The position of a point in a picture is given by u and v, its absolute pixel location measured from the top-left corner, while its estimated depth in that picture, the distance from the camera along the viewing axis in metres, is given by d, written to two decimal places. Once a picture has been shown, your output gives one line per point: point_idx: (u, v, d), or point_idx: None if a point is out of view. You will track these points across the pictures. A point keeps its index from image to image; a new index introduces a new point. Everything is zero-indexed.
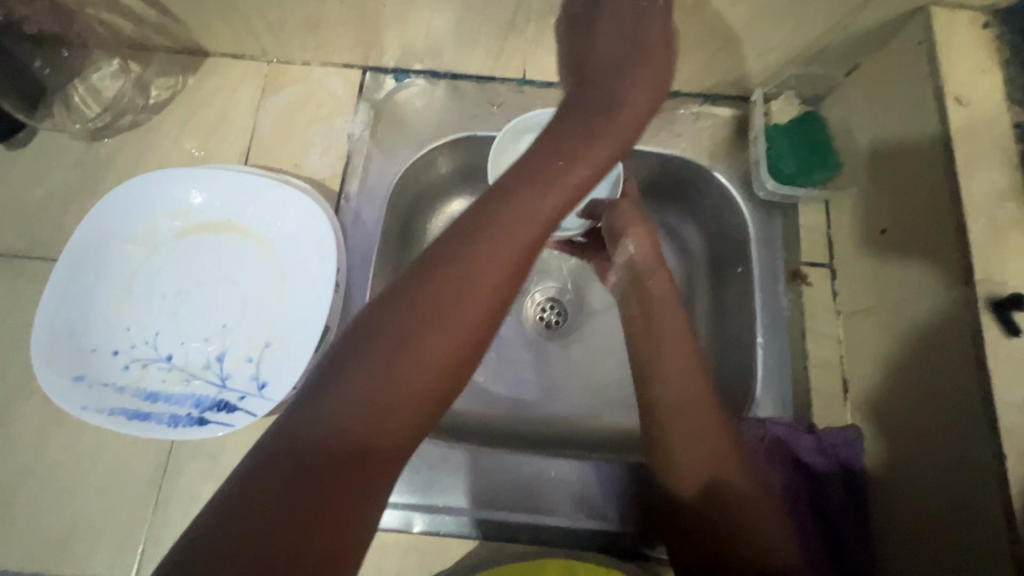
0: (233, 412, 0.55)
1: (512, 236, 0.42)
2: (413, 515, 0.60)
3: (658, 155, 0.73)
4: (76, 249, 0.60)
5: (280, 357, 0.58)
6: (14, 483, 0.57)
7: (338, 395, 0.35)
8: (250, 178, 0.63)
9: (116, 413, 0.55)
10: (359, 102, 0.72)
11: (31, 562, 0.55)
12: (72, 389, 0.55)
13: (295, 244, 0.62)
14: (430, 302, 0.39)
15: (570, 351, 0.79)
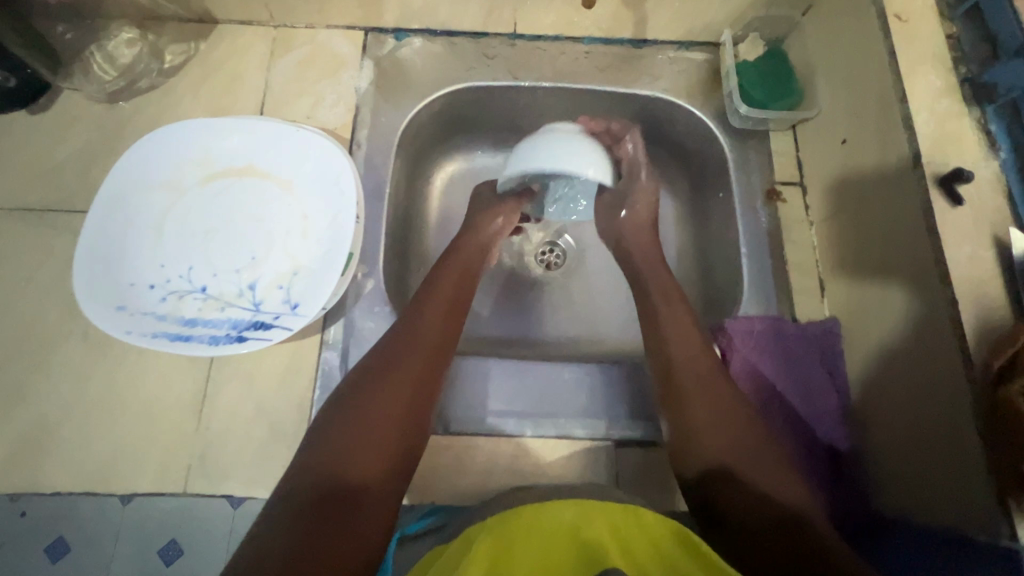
0: (269, 330, 0.59)
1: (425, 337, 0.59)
2: (443, 417, 0.66)
3: (642, 97, 0.80)
4: (107, 193, 0.64)
5: (309, 281, 0.62)
6: (60, 413, 0.60)
7: (329, 450, 0.49)
8: (268, 124, 0.67)
9: (158, 337, 0.59)
10: (363, 59, 0.77)
11: (81, 483, 0.58)
12: (114, 317, 0.59)
13: (315, 182, 0.66)
14: (371, 404, 0.52)
15: (571, 287, 0.85)
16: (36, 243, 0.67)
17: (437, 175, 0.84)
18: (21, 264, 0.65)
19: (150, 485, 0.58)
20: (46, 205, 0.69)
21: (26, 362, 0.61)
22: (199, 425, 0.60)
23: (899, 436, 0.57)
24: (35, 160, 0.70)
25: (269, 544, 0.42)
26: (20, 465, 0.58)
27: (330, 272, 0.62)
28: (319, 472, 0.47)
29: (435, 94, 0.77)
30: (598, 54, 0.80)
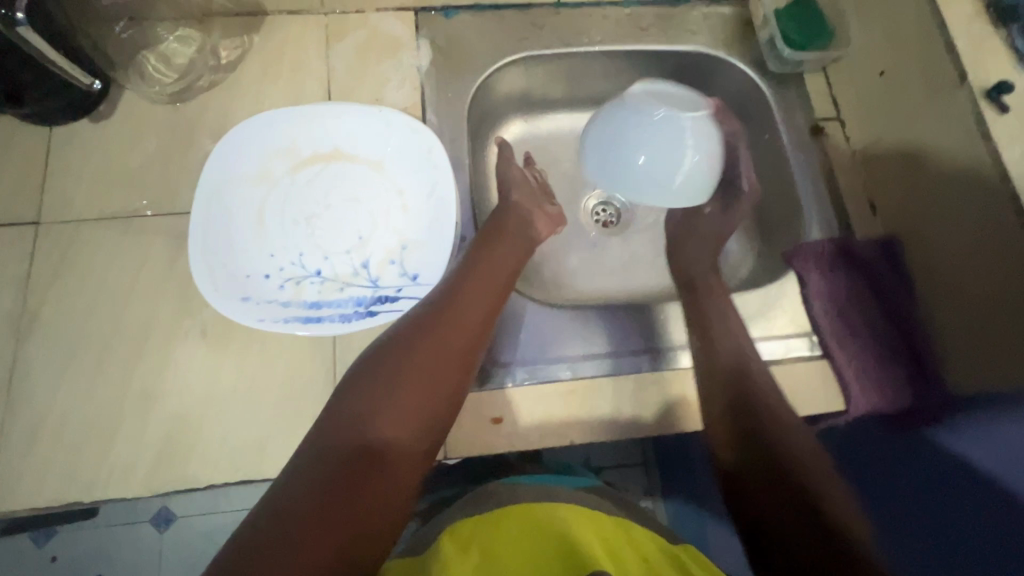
0: (397, 301, 0.62)
1: (477, 304, 0.59)
2: (560, 366, 0.68)
3: (684, 52, 0.85)
4: (206, 190, 0.64)
5: (421, 252, 0.65)
6: (195, 410, 0.60)
7: (362, 411, 0.49)
8: (350, 109, 0.69)
9: (291, 321, 0.60)
10: (419, 38, 0.79)
11: (230, 474, 0.59)
12: (243, 309, 0.60)
13: (405, 159, 0.69)
14: (413, 370, 0.52)
15: (628, 238, 0.91)
16: (128, 248, 0.66)
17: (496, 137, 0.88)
18: (120, 271, 0.65)
19: None
20: (130, 210, 0.68)
21: (150, 364, 0.62)
22: None
23: (962, 328, 0.65)
24: (111, 168, 0.69)
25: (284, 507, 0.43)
26: (165, 463, 0.59)
27: (442, 240, 0.65)
28: (350, 431, 0.48)
29: (493, 67, 0.80)
30: (638, 15, 0.84)
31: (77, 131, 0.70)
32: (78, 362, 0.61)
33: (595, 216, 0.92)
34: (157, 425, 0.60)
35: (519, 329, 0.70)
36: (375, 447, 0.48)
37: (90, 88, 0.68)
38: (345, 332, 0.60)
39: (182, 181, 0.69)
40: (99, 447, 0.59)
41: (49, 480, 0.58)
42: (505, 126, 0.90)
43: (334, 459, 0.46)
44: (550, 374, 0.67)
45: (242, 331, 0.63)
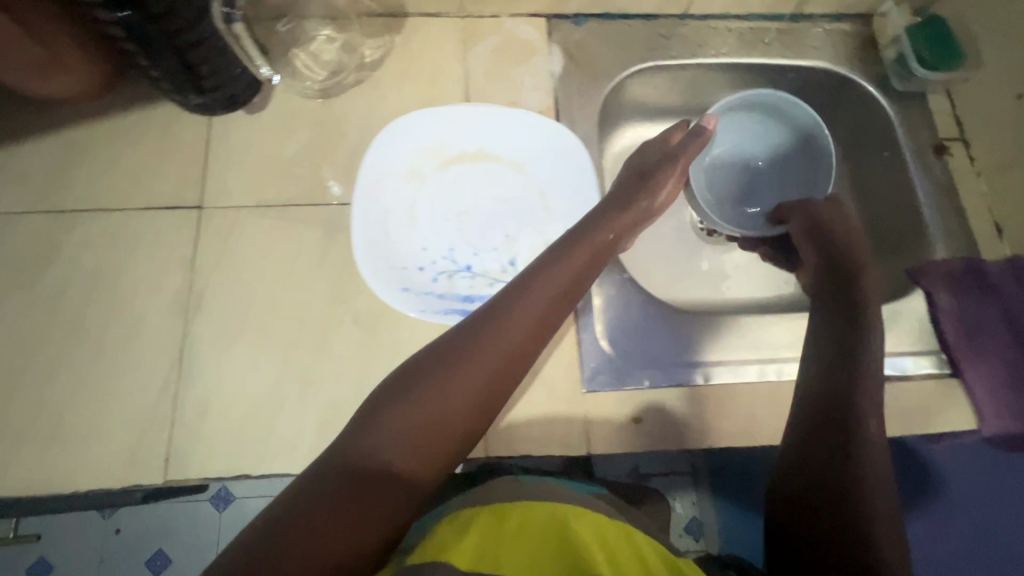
0: None
1: (521, 323, 0.53)
2: (695, 369, 0.68)
3: (806, 67, 0.86)
4: (364, 184, 0.67)
5: None
6: (351, 395, 0.63)
7: (379, 433, 0.46)
8: (495, 112, 0.72)
9: (450, 313, 0.63)
10: (551, 45, 0.81)
11: None
12: (405, 300, 0.63)
13: (547, 162, 0.71)
14: (435, 391, 0.48)
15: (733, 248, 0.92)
16: (285, 236, 0.69)
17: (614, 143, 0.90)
18: (277, 257, 0.68)
19: None
20: (284, 200, 0.71)
21: (308, 347, 0.64)
22: None
23: None
24: (265, 158, 0.72)
25: (290, 511, 0.41)
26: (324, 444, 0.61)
27: None
28: (365, 450, 0.45)
29: (624, 73, 0.82)
30: (762, 29, 0.86)
31: (234, 122, 0.73)
32: (241, 343, 0.64)
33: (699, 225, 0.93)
34: (316, 406, 0.62)
35: (651, 329, 0.70)
36: (378, 477, 0.44)
37: (265, 78, 0.74)
38: None
39: (332, 174, 0.72)
40: (264, 423, 0.62)
41: (217, 452, 0.61)
42: (619, 133, 0.90)
43: (347, 481, 0.43)
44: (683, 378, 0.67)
45: (391, 322, 0.65)
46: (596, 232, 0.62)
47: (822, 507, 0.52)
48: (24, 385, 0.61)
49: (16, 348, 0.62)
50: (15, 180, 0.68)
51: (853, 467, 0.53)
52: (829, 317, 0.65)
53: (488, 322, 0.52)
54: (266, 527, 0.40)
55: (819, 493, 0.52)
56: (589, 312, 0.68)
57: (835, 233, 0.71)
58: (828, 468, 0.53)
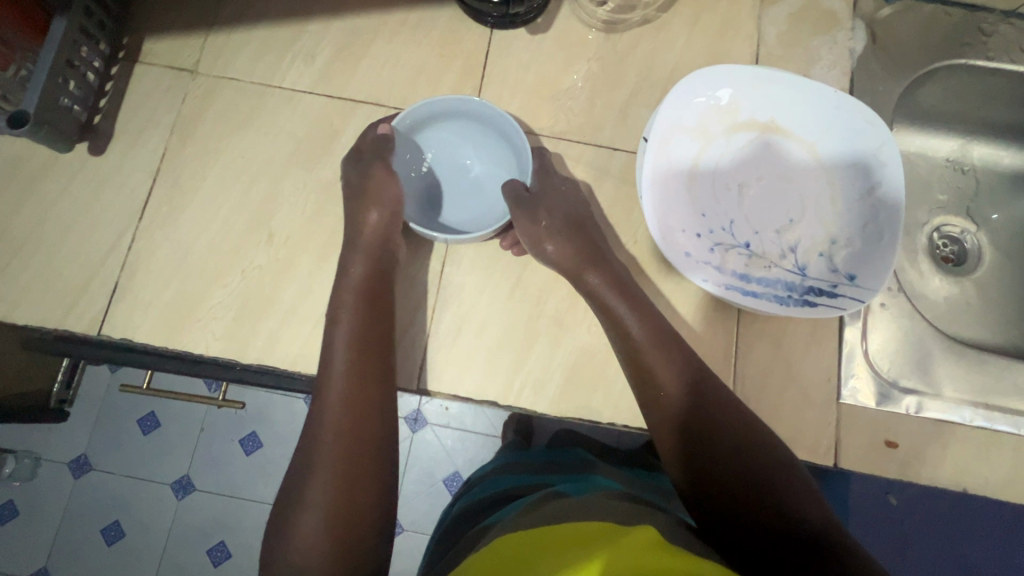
0: (836, 297, 0.62)
1: (341, 374, 0.50)
2: (964, 409, 0.62)
3: None
4: (655, 135, 0.63)
5: (856, 252, 0.63)
6: (601, 346, 0.62)
7: (294, 481, 0.46)
8: (797, 82, 0.64)
9: (729, 288, 0.62)
10: (855, 18, 0.73)
11: (627, 415, 0.61)
12: (687, 264, 0.62)
13: (846, 147, 0.65)
14: (307, 442, 0.47)
15: (975, 281, 0.82)
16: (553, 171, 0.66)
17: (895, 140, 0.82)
18: None
19: None
20: (556, 132, 0.68)
21: (565, 291, 0.63)
22: (733, 382, 0.62)
23: None
24: (541, 85, 0.69)
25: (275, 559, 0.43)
26: (570, 391, 0.61)
27: (886, 246, 0.62)
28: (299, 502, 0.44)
29: (934, 65, 0.74)
30: None
31: (515, 40, 0.70)
32: (499, 269, 0.63)
33: (937, 249, 0.83)
34: (566, 351, 0.62)
35: (921, 354, 0.64)
36: (327, 533, 0.43)
37: None
38: (782, 314, 0.62)
39: (606, 115, 0.68)
40: (513, 357, 0.62)
41: (466, 373, 0.61)
42: (901, 130, 0.83)
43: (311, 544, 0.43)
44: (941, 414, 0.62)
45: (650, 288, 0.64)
46: (358, 212, 0.58)
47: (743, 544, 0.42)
48: (292, 267, 0.62)
49: (290, 227, 0.63)
50: (300, 60, 0.68)
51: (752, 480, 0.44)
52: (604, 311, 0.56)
53: (328, 364, 0.51)
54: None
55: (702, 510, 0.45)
56: (858, 318, 0.64)
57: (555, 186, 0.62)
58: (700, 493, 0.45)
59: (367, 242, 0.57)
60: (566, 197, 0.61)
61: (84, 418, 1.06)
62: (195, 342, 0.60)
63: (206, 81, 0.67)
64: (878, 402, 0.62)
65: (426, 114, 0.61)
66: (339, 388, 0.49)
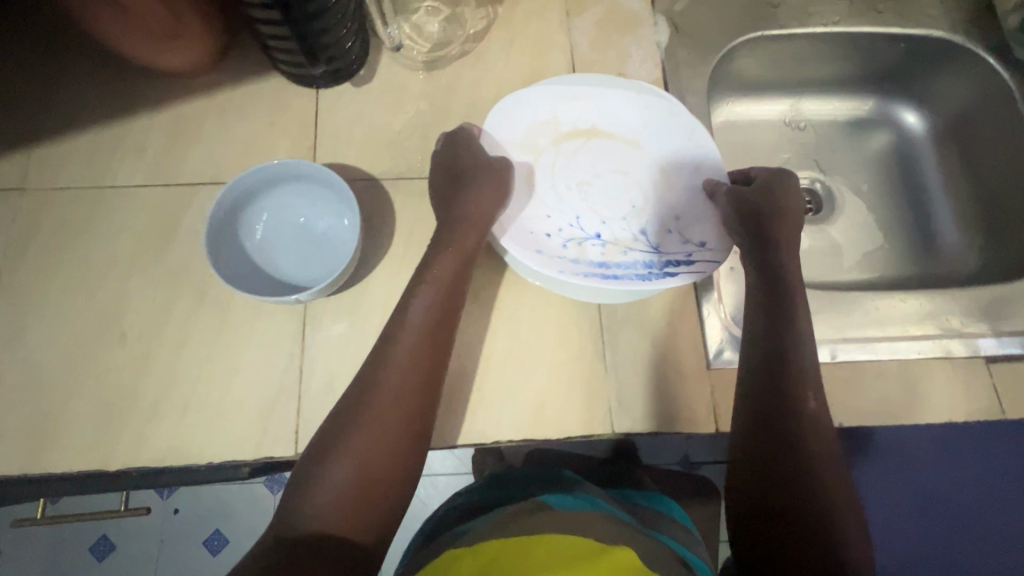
0: (693, 264, 0.65)
1: (418, 350, 0.54)
2: (825, 348, 0.66)
3: (919, 37, 0.82)
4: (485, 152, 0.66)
5: (699, 222, 0.68)
6: (474, 369, 0.63)
7: (352, 428, 0.50)
8: (612, 90, 0.70)
9: (589, 277, 0.64)
10: (656, 14, 0.79)
11: (512, 430, 0.61)
12: (543, 261, 0.63)
13: (666, 131, 0.70)
14: (375, 397, 0.52)
15: (835, 224, 0.87)
16: (399, 209, 0.68)
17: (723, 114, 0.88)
18: (388, 235, 0.67)
19: (577, 427, 0.62)
20: (395, 173, 0.70)
21: None
22: (608, 374, 0.63)
23: None
24: (375, 132, 0.71)
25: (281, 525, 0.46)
26: (452, 419, 0.61)
27: None
28: (354, 446, 0.49)
29: (733, 43, 0.79)
30: None
31: (343, 95, 0.72)
32: (363, 317, 0.64)
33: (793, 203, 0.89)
34: None
35: None
36: (372, 482, 0.49)
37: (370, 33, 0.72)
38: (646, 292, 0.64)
39: None
40: None
41: None
42: (726, 105, 0.89)
43: (360, 491, 0.48)
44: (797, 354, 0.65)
45: (511, 302, 0.65)
46: (482, 222, 0.62)
47: (775, 473, 0.53)
48: (151, 360, 0.61)
49: (142, 322, 0.62)
50: (130, 155, 0.68)
51: (804, 470, 0.52)
52: (754, 246, 0.63)
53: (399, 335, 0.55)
54: (305, 506, 0.47)
55: (752, 471, 0.54)
56: (710, 288, 0.66)
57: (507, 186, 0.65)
58: (756, 470, 0.54)
59: (475, 229, 0.61)
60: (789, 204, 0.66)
61: (29, 552, 1.03)
62: (60, 459, 0.58)
63: (36, 195, 0.66)
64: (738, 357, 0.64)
65: (232, 201, 0.60)
66: (411, 363, 0.54)
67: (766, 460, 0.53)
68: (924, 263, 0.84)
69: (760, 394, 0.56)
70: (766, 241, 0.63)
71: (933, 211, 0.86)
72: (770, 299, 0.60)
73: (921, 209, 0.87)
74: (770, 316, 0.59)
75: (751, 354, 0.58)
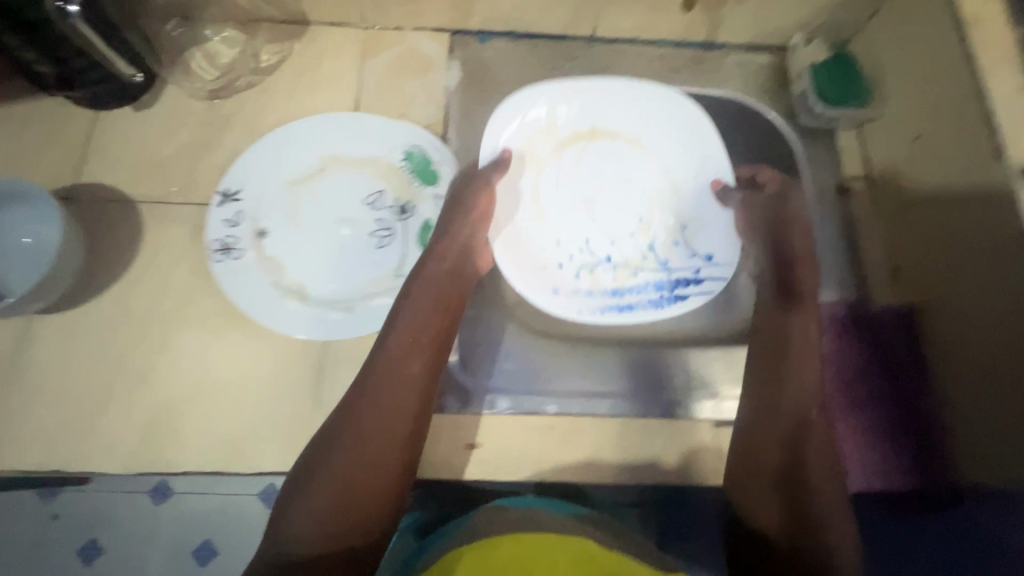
0: (701, 283, 0.73)
1: (407, 355, 0.59)
2: (546, 402, 0.69)
3: (715, 96, 0.83)
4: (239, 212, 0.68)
5: (702, 235, 0.75)
6: (181, 396, 0.62)
7: (337, 455, 0.54)
8: (617, 88, 0.75)
9: (605, 311, 0.72)
10: (451, 60, 0.81)
11: (208, 463, 0.61)
12: (555, 299, 0.71)
13: (655, 144, 0.77)
14: (341, 409, 0.56)
15: None
16: (148, 232, 0.69)
17: None
18: (130, 256, 0.68)
19: (274, 463, 0.61)
20: (154, 196, 0.71)
21: (146, 348, 0.64)
22: (319, 412, 0.63)
23: (976, 404, 0.62)
24: (144, 157, 0.73)
25: (296, 535, 0.51)
26: (148, 447, 0.60)
27: (716, 224, 0.75)
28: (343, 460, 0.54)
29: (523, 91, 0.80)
30: (671, 56, 0.84)
31: (121, 117, 0.74)
32: (83, 336, 0.64)
33: None
34: (144, 407, 0.62)
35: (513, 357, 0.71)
36: (361, 493, 0.53)
37: (133, 78, 0.72)
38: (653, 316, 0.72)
39: (206, 176, 0.72)
40: (88, 421, 0.61)
41: (38, 444, 0.60)
42: None
43: (343, 499, 0.52)
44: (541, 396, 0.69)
45: (233, 333, 0.64)
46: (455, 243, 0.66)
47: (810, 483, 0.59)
48: None
49: None
50: None
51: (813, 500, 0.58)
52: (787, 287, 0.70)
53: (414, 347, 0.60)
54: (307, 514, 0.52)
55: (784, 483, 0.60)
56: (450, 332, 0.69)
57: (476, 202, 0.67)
58: (786, 476, 0.60)
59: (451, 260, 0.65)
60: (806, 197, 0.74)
61: None
62: None
63: None
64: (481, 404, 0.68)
65: None
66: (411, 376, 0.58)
67: (780, 486, 0.60)
68: None
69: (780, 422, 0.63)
70: (786, 280, 0.70)
71: None
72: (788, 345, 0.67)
73: None
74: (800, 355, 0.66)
75: (757, 385, 0.66)
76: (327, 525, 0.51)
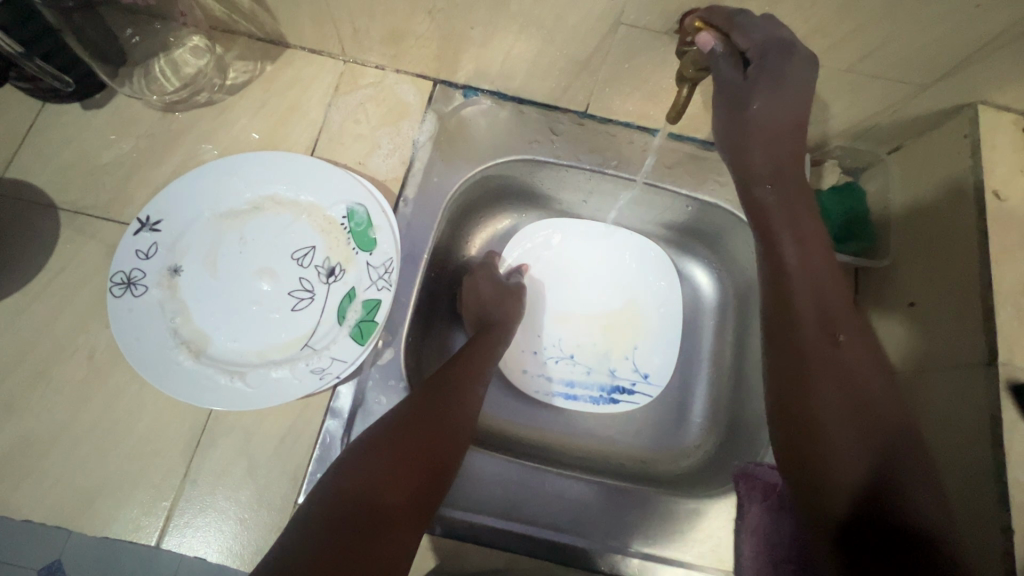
0: (633, 394, 0.77)
1: (478, 363, 0.67)
2: (442, 515, 0.60)
3: (704, 202, 0.75)
4: (160, 240, 0.63)
5: (649, 354, 0.78)
6: (46, 435, 0.58)
7: (412, 415, 0.58)
8: (602, 227, 0.82)
9: (555, 394, 0.77)
10: (427, 111, 0.74)
11: (55, 512, 0.57)
12: (520, 377, 0.77)
13: (640, 266, 0.82)
14: (449, 381, 0.62)
15: (570, 369, 0.78)
16: (61, 245, 0.65)
17: (489, 224, 0.82)
18: (35, 268, 0.64)
19: (124, 527, 0.56)
20: (76, 207, 0.66)
21: (24, 373, 0.60)
22: (185, 480, 0.58)
23: None
24: (79, 160, 0.68)
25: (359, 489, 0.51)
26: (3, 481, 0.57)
27: (667, 347, 0.79)
28: (405, 426, 0.56)
29: (493, 162, 0.74)
30: (665, 150, 0.75)
31: (66, 113, 0.70)
32: None
33: (546, 338, 0.79)
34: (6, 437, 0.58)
35: None
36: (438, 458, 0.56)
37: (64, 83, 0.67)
38: (593, 411, 0.77)
39: (138, 194, 0.68)
40: None
41: None
42: (499, 214, 0.82)
43: (400, 457, 0.54)
44: (520, 533, 0.60)
45: (123, 374, 0.61)
46: (504, 303, 0.74)
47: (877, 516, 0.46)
48: None
49: None
50: None
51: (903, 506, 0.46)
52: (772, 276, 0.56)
53: (477, 348, 0.68)
54: (363, 466, 0.52)
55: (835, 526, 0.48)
56: (341, 413, 0.61)
57: (482, 284, 0.75)
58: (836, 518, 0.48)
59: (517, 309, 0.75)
60: (810, 198, 0.57)
61: None
62: None
63: None
64: (446, 534, 0.60)
65: None
66: (482, 374, 0.66)
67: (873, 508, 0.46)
68: (658, 444, 0.76)
69: (834, 454, 0.48)
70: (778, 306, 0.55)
71: (693, 387, 0.79)
72: (809, 365, 0.52)
73: (686, 384, 0.79)
74: (842, 381, 0.51)
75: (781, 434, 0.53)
76: (387, 477, 0.52)
